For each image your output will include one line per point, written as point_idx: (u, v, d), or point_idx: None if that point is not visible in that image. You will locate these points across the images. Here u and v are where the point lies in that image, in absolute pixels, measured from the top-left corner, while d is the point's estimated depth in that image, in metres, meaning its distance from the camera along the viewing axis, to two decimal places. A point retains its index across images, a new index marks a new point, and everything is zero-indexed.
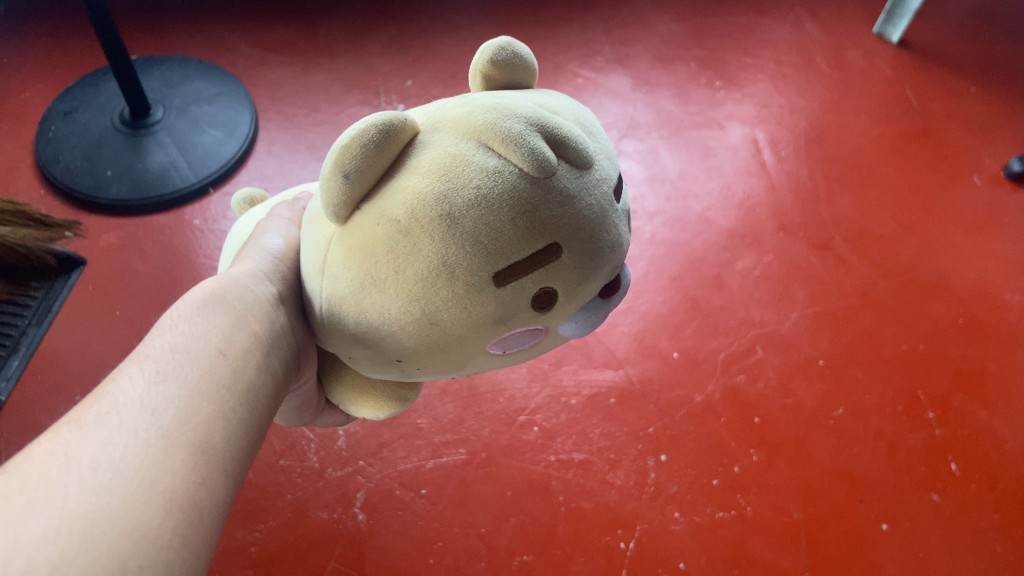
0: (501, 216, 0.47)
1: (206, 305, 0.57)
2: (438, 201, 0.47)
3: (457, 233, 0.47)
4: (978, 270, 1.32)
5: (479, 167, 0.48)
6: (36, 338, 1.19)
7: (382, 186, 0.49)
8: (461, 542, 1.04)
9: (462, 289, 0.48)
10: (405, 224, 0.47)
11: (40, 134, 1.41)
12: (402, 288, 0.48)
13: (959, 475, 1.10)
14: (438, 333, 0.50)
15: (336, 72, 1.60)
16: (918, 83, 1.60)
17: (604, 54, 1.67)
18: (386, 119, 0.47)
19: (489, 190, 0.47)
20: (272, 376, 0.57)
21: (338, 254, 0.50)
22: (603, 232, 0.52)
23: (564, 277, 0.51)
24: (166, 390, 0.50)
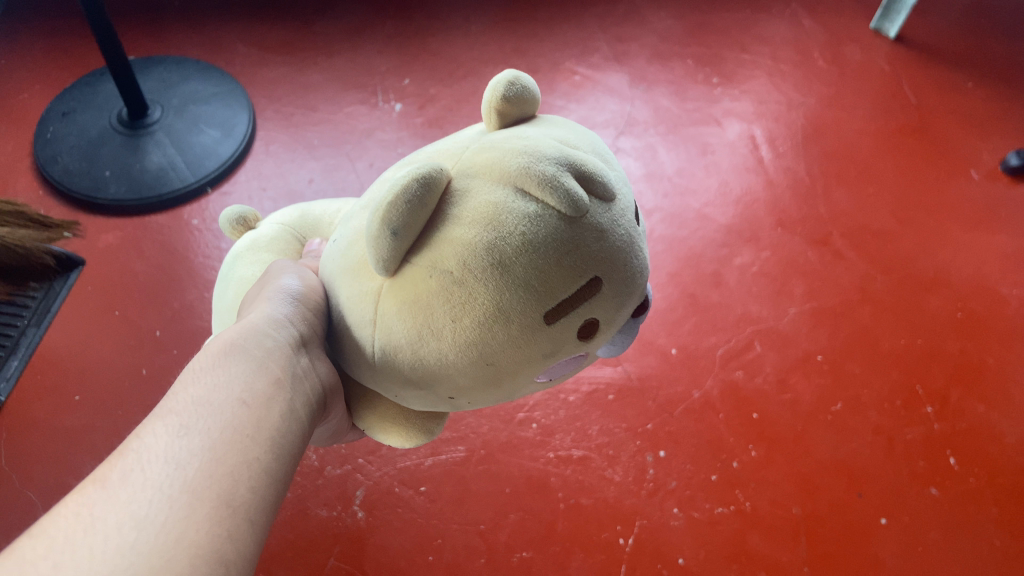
0: (548, 256, 0.48)
1: (227, 353, 0.55)
2: (487, 250, 0.48)
3: (510, 277, 0.48)
4: (976, 264, 1.32)
5: (521, 213, 0.49)
6: (35, 337, 1.20)
7: (430, 237, 0.49)
8: (461, 539, 1.05)
9: (519, 330, 0.49)
10: (459, 275, 0.48)
11: (38, 135, 1.41)
12: (460, 335, 0.49)
13: (958, 470, 1.10)
14: (494, 372, 0.51)
15: (334, 72, 1.60)
16: (915, 78, 1.60)
17: (601, 52, 1.67)
18: (425, 172, 0.48)
19: (537, 235, 0.48)
20: (296, 423, 0.54)
21: (389, 307, 0.50)
22: (636, 257, 0.53)
23: (609, 305, 0.52)
24: (190, 443, 0.48)
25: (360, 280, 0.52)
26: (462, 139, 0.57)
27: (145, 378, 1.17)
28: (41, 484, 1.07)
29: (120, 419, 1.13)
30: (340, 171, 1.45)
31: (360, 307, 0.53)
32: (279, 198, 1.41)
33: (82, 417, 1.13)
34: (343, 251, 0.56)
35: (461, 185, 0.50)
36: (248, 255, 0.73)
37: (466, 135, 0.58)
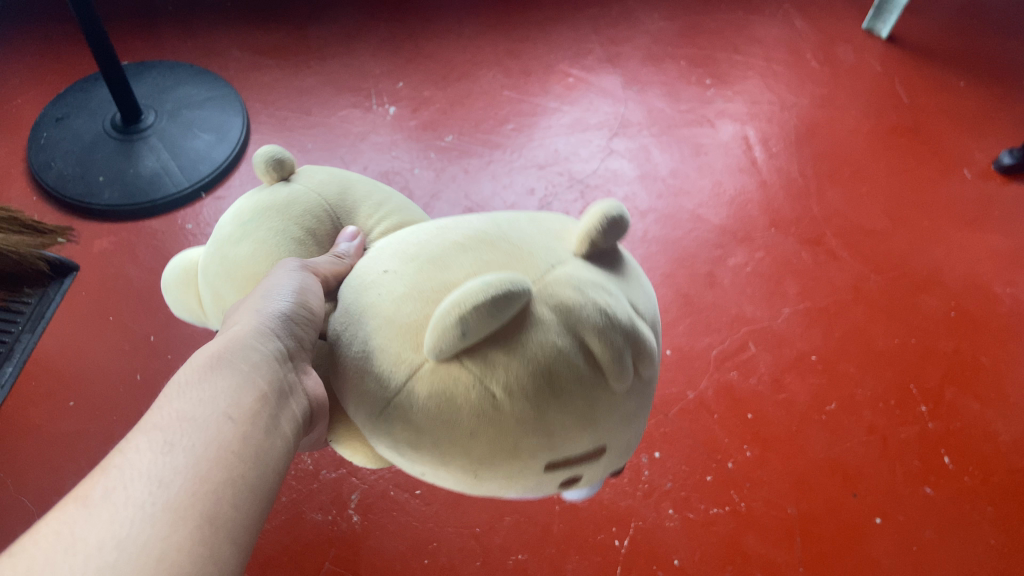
0: (583, 420, 0.49)
1: (213, 366, 0.53)
2: (530, 393, 0.48)
3: (542, 428, 0.48)
4: (969, 263, 1.32)
5: (576, 369, 0.49)
6: (29, 343, 1.17)
7: (494, 347, 0.48)
8: (456, 542, 1.05)
9: (519, 471, 0.50)
10: (497, 403, 0.48)
11: (32, 140, 1.41)
12: (468, 458, 0.49)
13: (953, 468, 1.10)
14: (470, 486, 0.52)
15: (327, 75, 1.60)
16: (907, 78, 1.60)
17: (595, 54, 1.67)
18: (516, 289, 0.46)
19: (583, 396, 0.49)
20: (283, 441, 0.53)
21: (416, 392, 0.48)
22: (630, 444, 0.56)
23: (597, 466, 0.54)
24: (173, 460, 0.48)
25: (398, 340, 0.49)
26: (534, 233, 0.55)
27: (140, 383, 1.17)
28: (36, 490, 1.06)
29: (115, 425, 1.13)
30: None
31: (379, 369, 0.50)
32: None
33: (77, 423, 1.13)
34: (380, 293, 0.52)
35: (541, 305, 0.49)
36: (274, 212, 0.70)
37: (537, 228, 0.56)
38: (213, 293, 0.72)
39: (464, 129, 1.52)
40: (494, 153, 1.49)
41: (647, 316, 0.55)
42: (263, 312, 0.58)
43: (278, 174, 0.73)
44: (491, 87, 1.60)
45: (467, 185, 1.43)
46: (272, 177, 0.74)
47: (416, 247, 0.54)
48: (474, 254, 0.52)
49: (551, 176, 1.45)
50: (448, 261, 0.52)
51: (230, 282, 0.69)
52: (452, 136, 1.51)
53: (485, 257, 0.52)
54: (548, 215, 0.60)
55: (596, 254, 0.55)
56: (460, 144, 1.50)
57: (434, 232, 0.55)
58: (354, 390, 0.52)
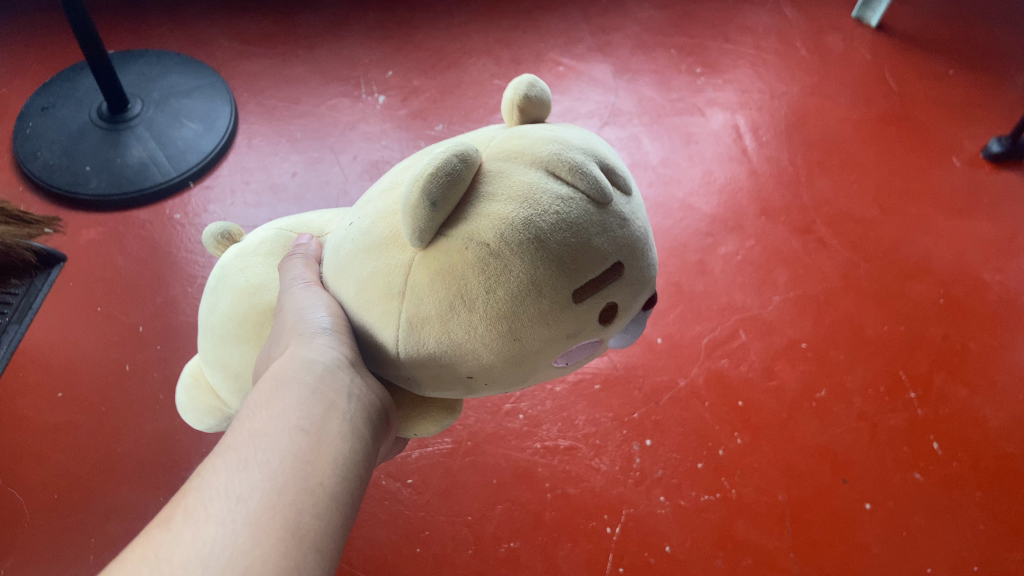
0: (582, 227, 0.51)
1: (279, 384, 0.56)
2: (524, 226, 0.50)
3: (550, 245, 0.50)
4: (958, 250, 1.33)
5: (553, 193, 0.51)
6: (16, 335, 1.15)
7: (463, 213, 0.51)
8: (448, 530, 1.05)
9: (549, 303, 0.50)
10: (498, 241, 0.49)
11: (18, 130, 1.40)
12: (494, 307, 0.50)
13: (942, 455, 1.11)
14: (518, 348, 0.52)
15: (316, 64, 1.59)
16: (896, 67, 1.60)
17: (585, 42, 1.67)
18: (462, 149, 0.50)
19: (568, 206, 0.51)
20: (359, 442, 0.55)
21: (419, 275, 0.51)
22: (648, 251, 0.56)
23: (627, 293, 0.55)
24: (250, 476, 0.51)
25: (387, 250, 0.53)
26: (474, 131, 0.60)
27: (129, 374, 1.17)
28: (24, 481, 1.06)
29: (105, 416, 1.12)
30: (323, 164, 1.44)
31: (385, 280, 0.52)
32: (262, 191, 1.40)
33: (66, 414, 1.12)
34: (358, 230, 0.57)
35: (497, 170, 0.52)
36: (239, 264, 0.71)
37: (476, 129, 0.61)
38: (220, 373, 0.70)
39: (455, 118, 1.52)
40: None
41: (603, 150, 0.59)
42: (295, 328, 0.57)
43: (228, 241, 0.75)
44: (481, 75, 1.59)
45: None
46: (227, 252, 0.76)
47: (374, 191, 0.59)
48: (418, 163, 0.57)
49: None
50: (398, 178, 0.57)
51: (239, 345, 0.68)
52: (442, 125, 1.50)
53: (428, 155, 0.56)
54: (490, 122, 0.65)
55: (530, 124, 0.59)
56: (451, 132, 1.49)
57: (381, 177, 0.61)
58: (377, 306, 0.53)
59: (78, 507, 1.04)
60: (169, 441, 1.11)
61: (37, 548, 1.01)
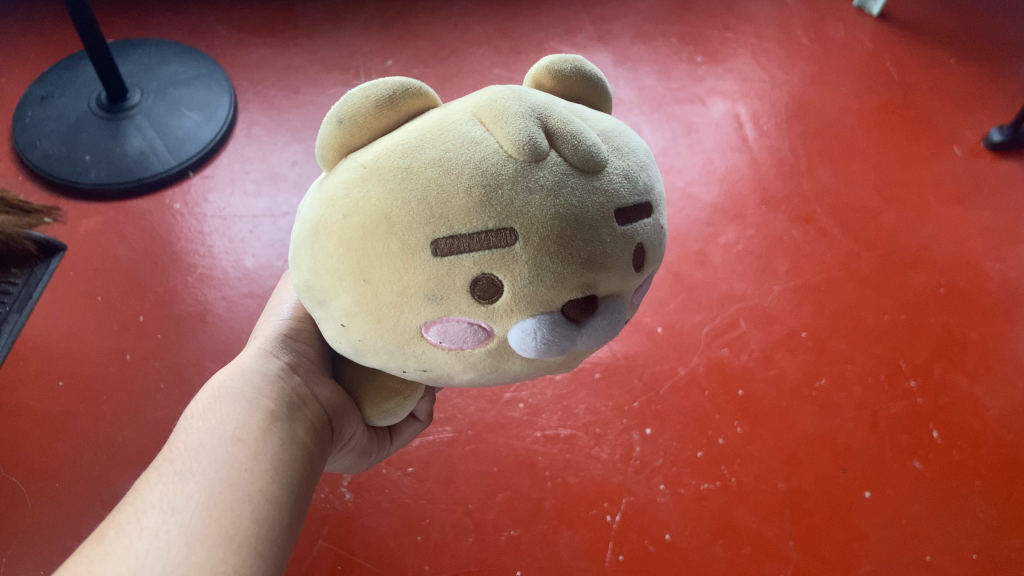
0: (462, 164, 0.45)
1: (219, 399, 0.59)
2: (406, 156, 0.46)
3: (416, 181, 0.45)
4: (958, 240, 1.32)
5: (462, 135, 0.47)
6: (17, 323, 1.18)
7: (372, 144, 0.50)
8: (448, 518, 1.05)
9: (397, 242, 0.45)
10: (372, 165, 0.47)
11: (17, 119, 1.39)
12: (344, 232, 0.46)
13: (942, 443, 1.11)
14: (369, 295, 0.46)
15: (316, 53, 1.59)
16: (898, 56, 1.60)
17: (585, 32, 1.66)
18: (399, 85, 0.50)
19: (458, 147, 0.46)
20: (298, 449, 0.59)
21: (312, 196, 0.51)
22: (577, 236, 0.45)
23: (516, 270, 0.45)
24: (185, 488, 0.53)
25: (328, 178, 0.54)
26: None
27: (129, 364, 1.17)
28: (25, 469, 1.06)
29: (106, 405, 1.13)
30: None
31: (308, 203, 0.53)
32: (262, 181, 1.40)
33: (67, 403, 1.12)
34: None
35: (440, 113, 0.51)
36: None
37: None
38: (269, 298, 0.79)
39: None
40: None
41: (597, 128, 0.50)
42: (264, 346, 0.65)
43: None
44: (481, 64, 1.59)
45: None
46: None
47: None
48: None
49: None
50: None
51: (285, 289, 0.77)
52: None
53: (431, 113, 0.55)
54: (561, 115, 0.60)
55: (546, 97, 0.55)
56: None
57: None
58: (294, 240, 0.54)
59: (80, 496, 1.05)
60: (170, 430, 1.11)
61: (40, 537, 1.01)
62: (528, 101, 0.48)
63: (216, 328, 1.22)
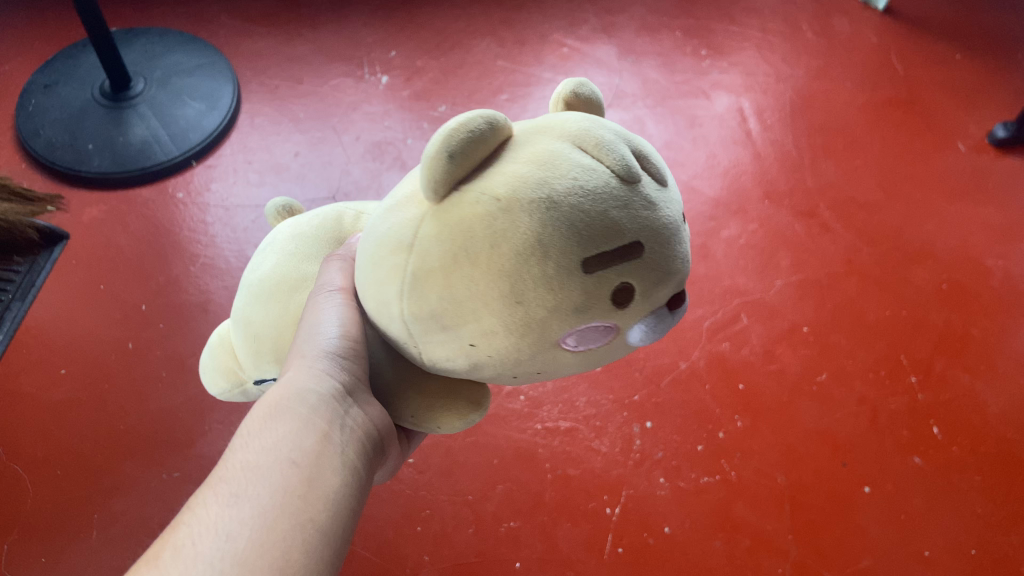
0: (590, 188, 0.47)
1: (274, 415, 0.58)
2: (539, 186, 0.46)
3: (561, 210, 0.46)
4: (961, 236, 1.32)
5: (576, 162, 0.48)
6: (20, 311, 1.19)
7: (482, 175, 0.48)
8: (448, 509, 1.05)
9: (553, 267, 0.46)
10: (507, 196, 0.46)
11: (20, 107, 1.39)
12: (494, 263, 0.46)
13: (942, 439, 1.11)
14: (518, 316, 0.47)
15: (319, 44, 1.58)
16: (903, 50, 1.59)
17: (590, 24, 1.66)
18: (492, 114, 0.48)
19: (578, 173, 0.47)
20: (351, 473, 0.57)
21: (426, 232, 0.48)
22: (679, 241, 0.50)
23: (648, 276, 0.48)
24: (239, 513, 0.52)
25: (407, 205, 0.51)
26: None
27: (131, 352, 1.17)
28: (27, 456, 1.07)
29: (108, 393, 1.13)
30: (327, 144, 1.43)
31: (402, 234, 0.50)
32: (265, 171, 1.39)
33: (69, 391, 1.13)
34: (397, 192, 0.54)
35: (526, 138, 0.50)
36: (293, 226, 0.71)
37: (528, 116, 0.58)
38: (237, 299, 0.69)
39: (458, 99, 1.51)
40: None
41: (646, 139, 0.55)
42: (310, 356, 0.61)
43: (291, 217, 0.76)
44: (485, 56, 1.58)
45: None
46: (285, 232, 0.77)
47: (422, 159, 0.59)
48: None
49: None
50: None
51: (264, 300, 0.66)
52: (445, 106, 1.50)
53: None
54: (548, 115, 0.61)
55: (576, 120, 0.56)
56: (453, 114, 1.49)
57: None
58: (383, 271, 0.51)
59: (82, 483, 1.05)
60: (172, 418, 1.11)
61: (42, 523, 1.02)
62: (609, 124, 0.51)
63: (218, 317, 1.22)
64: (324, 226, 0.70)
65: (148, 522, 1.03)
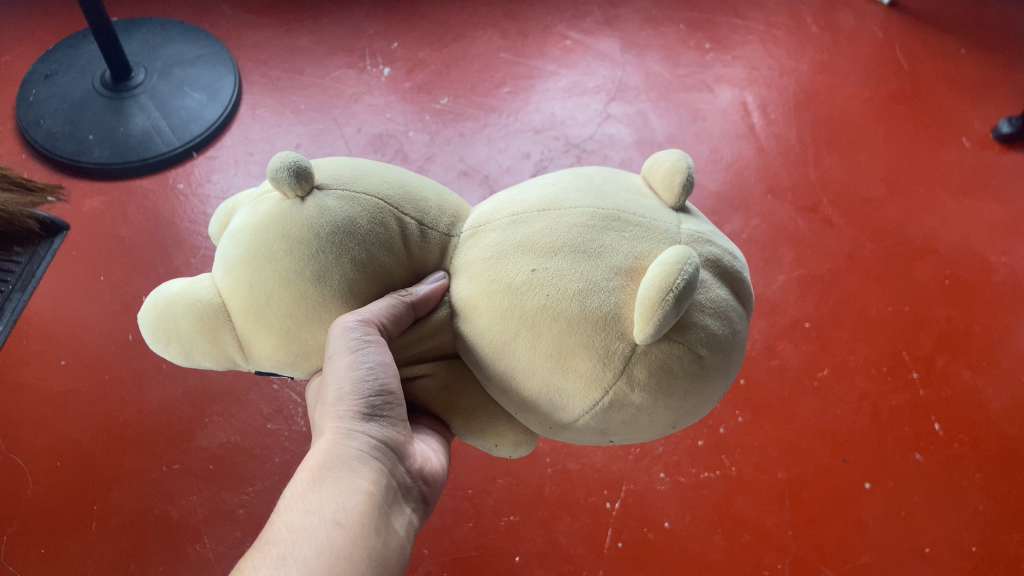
0: (742, 332, 0.57)
1: (318, 475, 0.55)
2: (721, 342, 0.54)
3: (728, 361, 0.55)
4: (965, 232, 1.31)
5: (733, 310, 0.56)
6: (20, 302, 1.19)
7: (681, 326, 0.53)
8: (448, 503, 1.05)
9: (709, 401, 0.57)
10: (707, 354, 0.53)
11: (21, 97, 1.39)
12: (679, 403, 0.55)
13: (943, 435, 1.11)
14: (668, 429, 0.58)
15: (321, 35, 1.58)
16: (908, 45, 1.58)
17: (593, 16, 1.64)
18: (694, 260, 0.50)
19: (735, 317, 0.56)
20: (397, 533, 0.55)
21: (637, 369, 0.52)
22: None
23: None
24: (288, 574, 0.50)
25: (598, 329, 0.52)
26: (621, 197, 0.59)
27: (131, 344, 1.17)
28: (26, 448, 1.07)
29: (107, 384, 1.13)
30: (328, 135, 1.43)
31: (599, 362, 0.52)
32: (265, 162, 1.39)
33: (68, 381, 1.13)
34: (550, 297, 0.53)
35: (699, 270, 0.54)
36: (345, 226, 0.56)
37: (616, 188, 0.60)
38: (250, 277, 0.55)
39: (460, 91, 1.51)
40: (490, 116, 1.47)
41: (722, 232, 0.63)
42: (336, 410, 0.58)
43: (317, 195, 0.56)
44: (487, 48, 1.58)
45: (461, 149, 1.42)
46: (296, 197, 0.56)
47: (543, 228, 0.56)
48: (615, 237, 0.55)
49: (546, 141, 1.44)
50: (599, 246, 0.55)
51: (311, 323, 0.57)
52: (447, 99, 1.49)
53: (626, 235, 0.55)
54: (597, 174, 0.62)
55: (676, 206, 0.60)
56: (455, 106, 1.48)
57: (523, 225, 0.58)
58: (557, 380, 0.54)
59: (81, 474, 1.05)
60: (172, 410, 1.11)
61: (44, 515, 1.02)
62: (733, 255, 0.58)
63: None
64: (377, 227, 0.57)
65: (149, 513, 1.03)
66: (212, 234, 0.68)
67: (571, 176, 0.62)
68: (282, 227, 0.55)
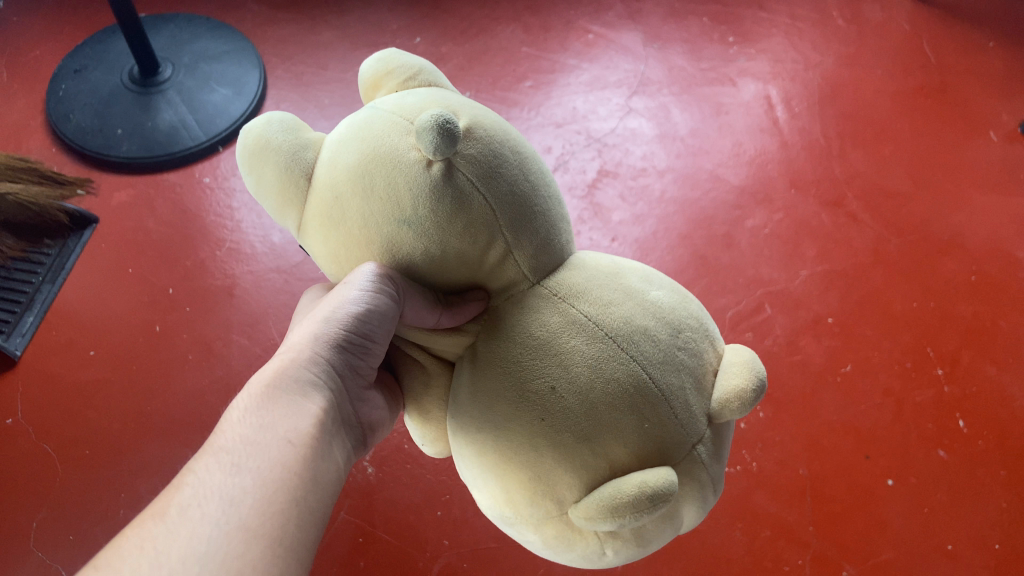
0: (657, 547, 0.60)
1: (272, 394, 0.58)
2: (625, 554, 0.58)
3: (624, 563, 0.60)
4: (993, 227, 1.30)
5: (663, 535, 0.59)
6: (49, 294, 1.21)
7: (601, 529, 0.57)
8: (470, 495, 1.06)
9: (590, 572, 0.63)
10: (607, 556, 0.58)
11: (51, 92, 1.41)
12: (566, 563, 0.61)
13: (968, 432, 1.10)
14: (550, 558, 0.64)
15: (345, 30, 1.59)
16: (936, 38, 1.56)
17: (615, 10, 1.64)
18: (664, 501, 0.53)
19: (665, 536, 0.59)
20: (335, 464, 0.58)
21: (549, 527, 0.58)
22: None
23: None
24: (241, 480, 0.52)
25: (549, 478, 0.56)
26: (681, 378, 0.58)
27: (158, 335, 1.19)
28: (57, 437, 1.09)
29: (134, 374, 1.15)
30: None
31: (532, 494, 0.57)
32: None
33: (97, 372, 1.15)
34: (542, 421, 0.56)
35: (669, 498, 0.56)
36: (438, 218, 0.56)
37: (684, 361, 0.59)
38: (343, 192, 0.58)
39: (481, 86, 1.51)
40: (512, 110, 1.48)
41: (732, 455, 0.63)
42: (313, 337, 0.62)
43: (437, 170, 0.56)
44: (510, 43, 1.58)
45: None
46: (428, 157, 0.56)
47: (587, 363, 0.57)
48: (636, 423, 0.56)
49: (568, 136, 1.44)
50: (614, 419, 0.56)
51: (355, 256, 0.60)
52: (469, 93, 1.50)
53: (649, 421, 0.56)
54: (686, 329, 0.61)
55: (715, 419, 0.60)
56: (477, 101, 1.49)
57: (581, 341, 0.58)
58: (496, 476, 0.59)
59: (110, 463, 1.07)
60: (198, 400, 1.13)
61: (74, 501, 1.04)
62: (713, 494, 0.60)
63: (243, 302, 1.23)
64: (466, 240, 0.58)
65: None
66: (363, 70, 0.68)
67: (657, 311, 0.61)
68: (396, 174, 0.56)
